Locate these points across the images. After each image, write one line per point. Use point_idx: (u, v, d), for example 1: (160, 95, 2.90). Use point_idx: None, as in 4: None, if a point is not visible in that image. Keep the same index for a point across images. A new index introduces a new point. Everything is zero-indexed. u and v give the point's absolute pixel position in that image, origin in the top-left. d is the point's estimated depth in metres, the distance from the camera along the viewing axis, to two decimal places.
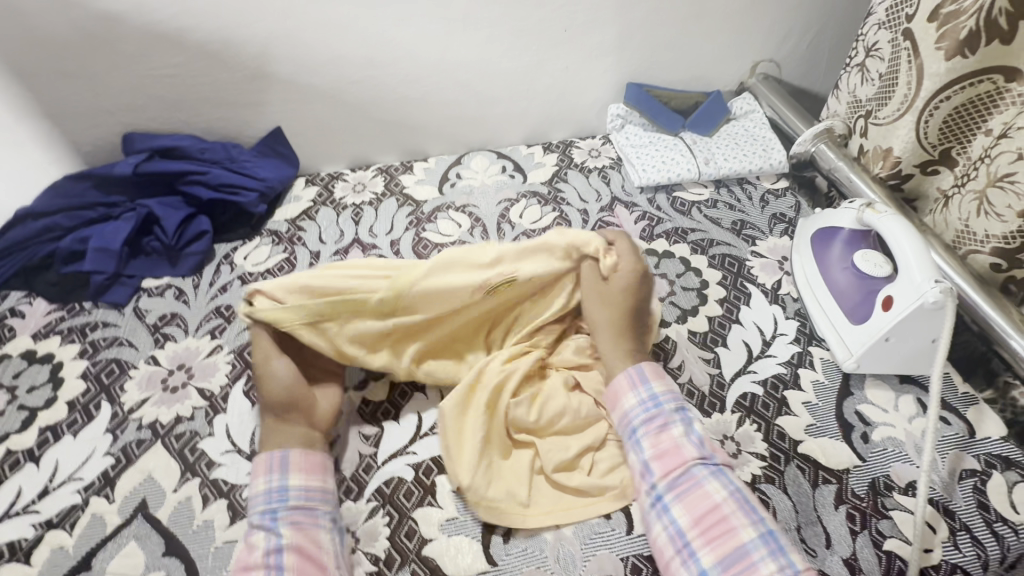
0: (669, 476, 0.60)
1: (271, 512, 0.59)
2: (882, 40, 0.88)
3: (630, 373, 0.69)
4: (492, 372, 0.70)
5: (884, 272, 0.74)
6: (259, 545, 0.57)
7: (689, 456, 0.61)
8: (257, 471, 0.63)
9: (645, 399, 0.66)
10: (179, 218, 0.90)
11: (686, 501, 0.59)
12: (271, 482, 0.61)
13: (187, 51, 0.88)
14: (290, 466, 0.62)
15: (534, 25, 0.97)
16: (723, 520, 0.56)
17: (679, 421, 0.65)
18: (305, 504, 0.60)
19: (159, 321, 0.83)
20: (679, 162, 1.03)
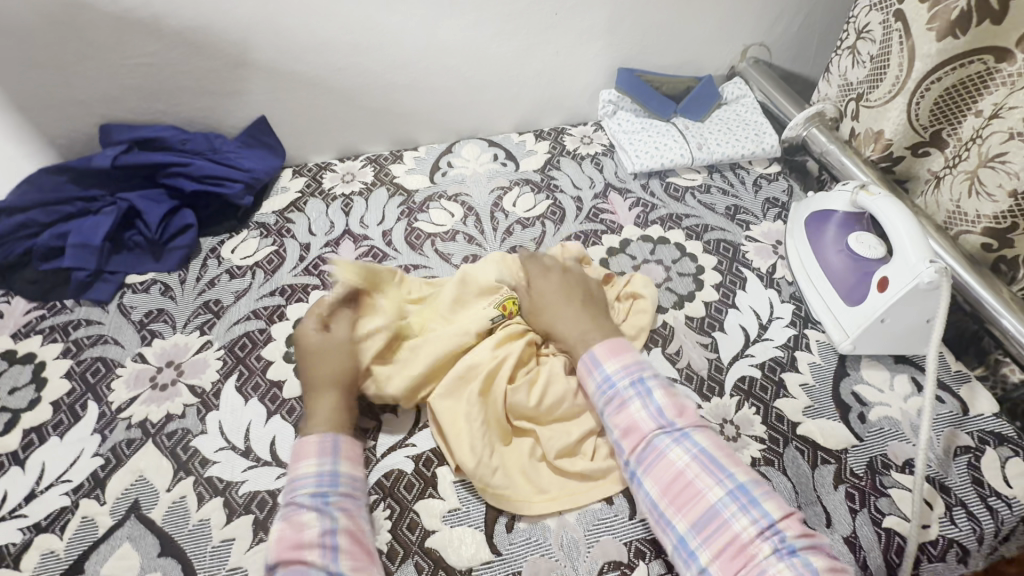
0: (635, 451, 0.60)
1: (322, 494, 0.58)
2: (873, 22, 0.88)
3: (585, 357, 0.67)
4: (483, 359, 0.68)
5: (877, 253, 0.75)
6: (310, 524, 0.55)
7: (650, 429, 0.60)
8: (302, 453, 0.61)
9: (599, 380, 0.65)
10: (162, 212, 0.87)
11: (654, 473, 0.58)
12: (322, 464, 0.60)
13: (164, 37, 0.84)
14: (339, 451, 0.62)
15: (524, 9, 0.95)
16: (690, 485, 0.56)
17: (636, 396, 0.62)
18: (353, 493, 0.60)
19: (146, 318, 0.81)
20: (672, 147, 1.03)
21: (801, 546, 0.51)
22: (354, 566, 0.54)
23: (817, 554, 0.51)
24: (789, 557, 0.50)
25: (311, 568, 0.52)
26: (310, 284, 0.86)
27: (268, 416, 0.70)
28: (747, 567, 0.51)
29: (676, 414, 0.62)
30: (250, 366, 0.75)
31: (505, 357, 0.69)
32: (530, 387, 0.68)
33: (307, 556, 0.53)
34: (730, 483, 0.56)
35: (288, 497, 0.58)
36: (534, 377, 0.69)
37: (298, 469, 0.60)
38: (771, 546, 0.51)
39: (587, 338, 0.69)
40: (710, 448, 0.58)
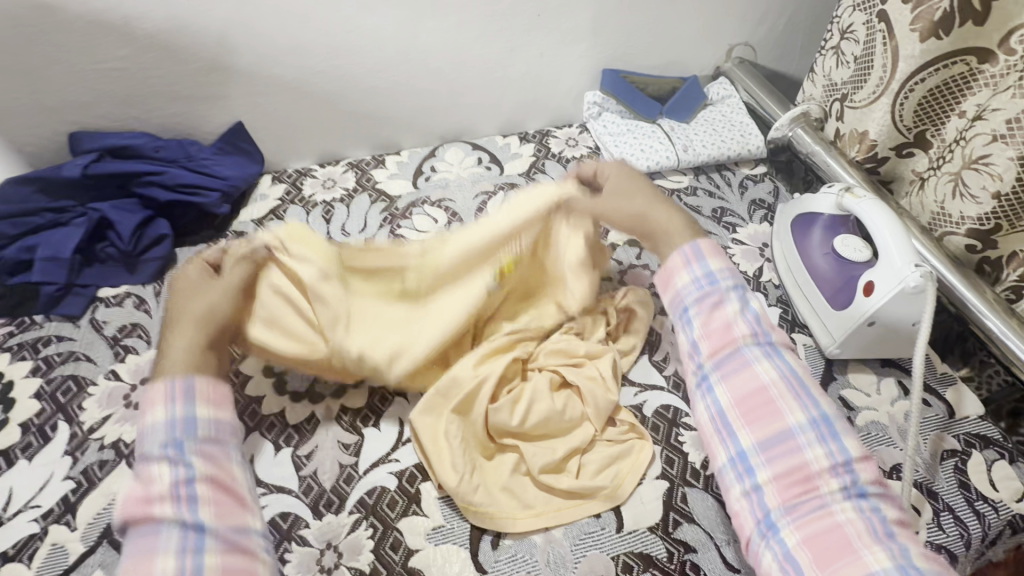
0: (715, 356, 0.60)
1: (175, 443, 0.51)
2: (856, 22, 0.87)
3: (685, 250, 0.65)
4: (467, 375, 0.68)
5: (862, 256, 0.75)
6: (160, 477, 0.49)
7: (740, 335, 0.59)
8: (149, 402, 0.54)
9: (700, 276, 0.62)
10: (135, 222, 0.84)
11: (731, 382, 0.58)
12: (172, 411, 0.53)
13: (135, 41, 0.81)
14: (194, 394, 0.54)
15: (507, 10, 0.94)
16: (768, 401, 0.56)
17: (734, 299, 0.61)
18: (217, 437, 0.54)
19: (119, 333, 0.78)
20: (658, 149, 1.02)
21: (872, 491, 0.51)
22: (219, 514, 0.49)
23: (889, 506, 0.51)
24: (858, 501, 0.50)
25: (162, 522, 0.47)
26: None
27: (247, 433, 0.68)
28: (809, 497, 0.51)
29: (770, 328, 0.61)
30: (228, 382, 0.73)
31: (491, 371, 0.68)
32: (515, 401, 0.67)
33: (157, 510, 0.48)
34: (810, 410, 0.56)
35: (140, 449, 0.52)
36: (517, 390, 0.68)
37: (145, 419, 0.53)
38: (840, 484, 0.51)
39: (689, 232, 0.66)
40: (800, 371, 0.57)
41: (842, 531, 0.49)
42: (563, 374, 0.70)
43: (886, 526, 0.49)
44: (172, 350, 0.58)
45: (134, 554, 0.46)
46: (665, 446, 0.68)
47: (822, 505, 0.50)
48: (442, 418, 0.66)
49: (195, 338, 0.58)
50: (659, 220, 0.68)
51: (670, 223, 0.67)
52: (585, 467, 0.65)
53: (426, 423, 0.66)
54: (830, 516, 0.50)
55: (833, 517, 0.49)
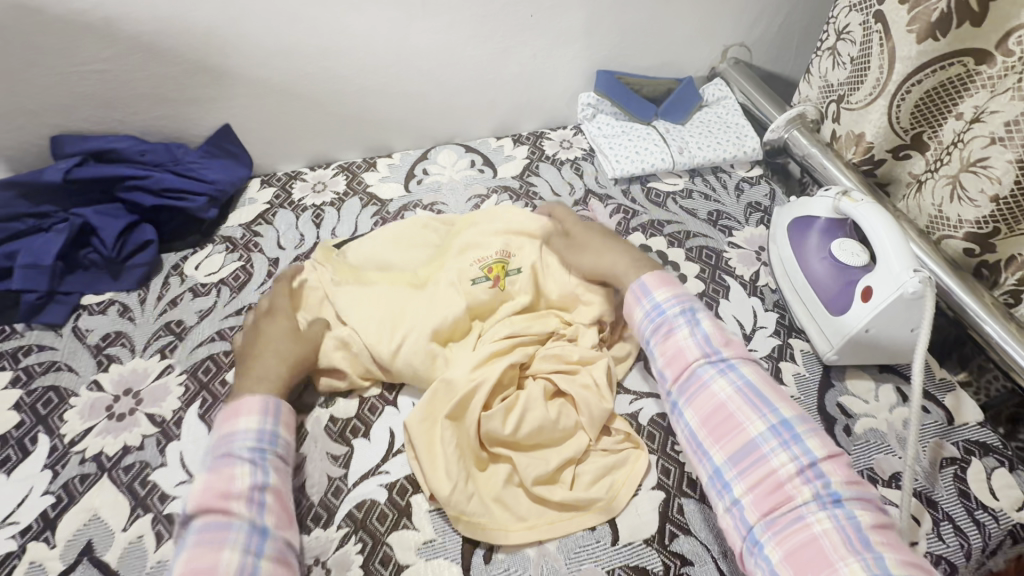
0: (679, 380, 0.65)
1: (260, 451, 0.59)
2: (853, 23, 0.86)
3: (635, 287, 0.72)
4: (461, 380, 0.67)
5: (861, 261, 0.74)
6: (241, 476, 0.56)
7: (693, 358, 0.65)
8: (243, 409, 0.62)
9: (649, 309, 0.70)
10: (119, 228, 0.82)
11: (697, 403, 0.63)
12: (261, 423, 0.61)
13: (117, 42, 0.79)
14: (281, 416, 0.63)
15: (499, 10, 0.92)
16: (730, 417, 0.61)
17: (684, 323, 0.67)
18: (287, 458, 0.62)
19: (102, 342, 0.76)
20: (653, 151, 1.01)
21: (846, 495, 0.53)
22: (278, 525, 0.56)
23: (864, 510, 0.53)
24: (832, 509, 0.52)
25: (235, 518, 0.53)
26: None
27: None
28: (785, 509, 0.54)
29: (722, 344, 0.66)
30: (213, 392, 0.71)
31: (487, 376, 0.66)
32: (509, 408, 0.65)
33: (234, 505, 0.54)
34: (772, 418, 0.59)
35: (221, 448, 0.59)
36: (512, 397, 0.67)
37: (235, 423, 0.60)
38: (812, 492, 0.54)
39: (638, 267, 0.75)
40: (756, 382, 0.62)
41: (818, 539, 0.51)
42: (557, 382, 0.69)
43: (861, 531, 0.51)
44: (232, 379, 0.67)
45: (204, 540, 0.51)
46: (661, 455, 0.67)
47: (798, 518, 0.53)
48: (434, 426, 0.65)
49: (265, 365, 0.67)
50: (611, 262, 0.76)
51: (626, 263, 0.75)
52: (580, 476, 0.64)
53: (422, 429, 0.64)
54: (806, 527, 0.52)
55: (808, 529, 0.52)
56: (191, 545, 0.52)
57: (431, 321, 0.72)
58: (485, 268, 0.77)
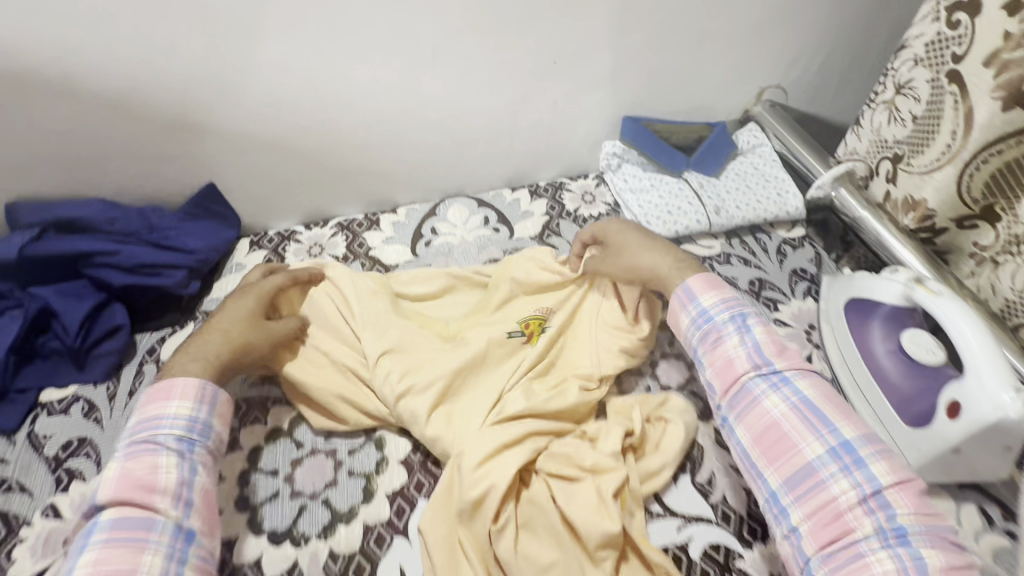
0: (727, 395, 0.60)
1: (187, 443, 0.56)
2: (918, 78, 0.77)
3: (677, 291, 0.66)
4: (479, 461, 0.59)
5: (936, 361, 0.65)
6: (166, 471, 0.53)
7: (743, 371, 0.59)
8: (175, 391, 0.58)
9: (694, 316, 0.64)
10: (85, 311, 0.71)
11: (747, 419, 0.58)
12: (193, 411, 0.58)
13: (80, 100, 0.68)
14: (216, 406, 0.60)
15: (518, 57, 0.82)
16: (784, 437, 0.55)
17: (734, 331, 0.61)
18: (215, 450, 0.59)
19: (63, 452, 0.65)
20: (686, 211, 0.91)
21: (914, 532, 0.48)
22: (203, 526, 0.54)
23: (938, 552, 0.47)
24: (895, 549, 0.47)
25: (157, 517, 0.51)
26: (270, 397, 0.71)
27: None
28: (844, 543, 0.49)
29: (775, 354, 0.60)
30: None
31: (501, 476, 0.58)
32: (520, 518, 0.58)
33: (155, 502, 0.52)
34: (830, 440, 0.54)
35: (144, 434, 0.56)
36: (527, 503, 0.59)
37: (164, 406, 0.57)
38: (874, 527, 0.49)
39: (683, 267, 0.68)
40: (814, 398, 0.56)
41: None
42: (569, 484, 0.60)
43: None
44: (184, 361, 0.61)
45: (117, 539, 0.49)
46: None
47: (858, 556, 0.48)
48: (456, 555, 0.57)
49: (223, 333, 0.64)
50: (650, 261, 0.70)
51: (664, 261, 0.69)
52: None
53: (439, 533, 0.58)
54: (867, 567, 0.47)
55: (868, 571, 0.47)
56: (101, 541, 0.49)
57: (449, 375, 0.67)
58: (523, 322, 0.74)
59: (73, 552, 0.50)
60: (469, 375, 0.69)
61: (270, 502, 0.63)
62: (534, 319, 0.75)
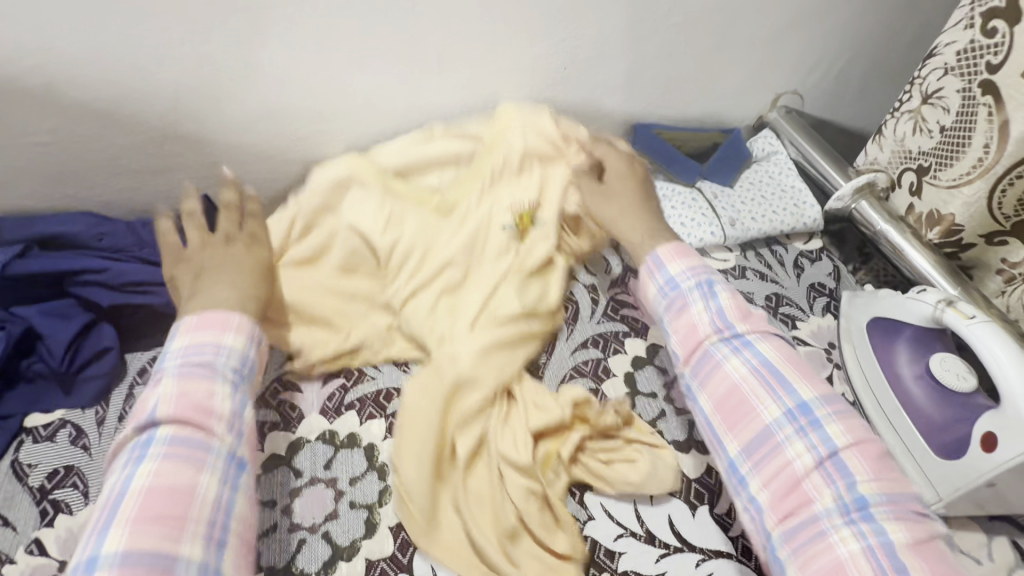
0: (690, 361, 0.57)
1: (239, 377, 0.52)
2: (948, 88, 0.74)
3: (649, 258, 0.64)
4: (465, 369, 0.66)
5: (967, 387, 0.64)
6: (223, 401, 0.49)
7: (706, 336, 0.57)
8: (225, 322, 0.54)
9: (662, 284, 0.61)
10: (72, 333, 0.68)
11: (709, 386, 0.56)
12: (241, 347, 0.54)
13: (64, 111, 0.64)
14: (259, 344, 0.57)
15: (528, 63, 0.78)
16: (744, 400, 0.53)
17: (699, 297, 0.58)
18: (255, 389, 0.55)
19: (48, 482, 0.62)
20: (700, 222, 0.87)
21: (875, 503, 0.45)
22: (253, 462, 0.51)
23: (903, 526, 0.44)
24: (857, 522, 0.45)
25: (214, 441, 0.47)
26: (264, 423, 0.67)
27: None
28: (800, 510, 0.47)
29: (739, 319, 0.58)
30: None
31: (488, 376, 0.67)
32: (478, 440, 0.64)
33: (211, 428, 0.47)
34: (789, 403, 0.52)
35: (195, 356, 0.50)
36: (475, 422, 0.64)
37: (218, 336, 0.53)
38: (833, 496, 0.46)
39: (654, 237, 0.69)
40: (773, 360, 0.54)
41: (834, 551, 0.44)
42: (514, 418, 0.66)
43: (895, 553, 0.43)
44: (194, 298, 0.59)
45: (178, 454, 0.44)
46: None
47: (818, 531, 0.45)
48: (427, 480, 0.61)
49: (233, 281, 0.62)
50: (627, 230, 0.72)
51: (643, 222, 0.72)
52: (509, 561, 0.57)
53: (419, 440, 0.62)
54: (824, 537, 0.45)
55: (826, 543, 0.45)
56: (161, 455, 0.44)
57: (438, 272, 0.75)
58: (517, 216, 0.78)
59: (118, 471, 0.44)
60: (450, 279, 0.74)
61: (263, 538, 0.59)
62: (526, 212, 0.78)
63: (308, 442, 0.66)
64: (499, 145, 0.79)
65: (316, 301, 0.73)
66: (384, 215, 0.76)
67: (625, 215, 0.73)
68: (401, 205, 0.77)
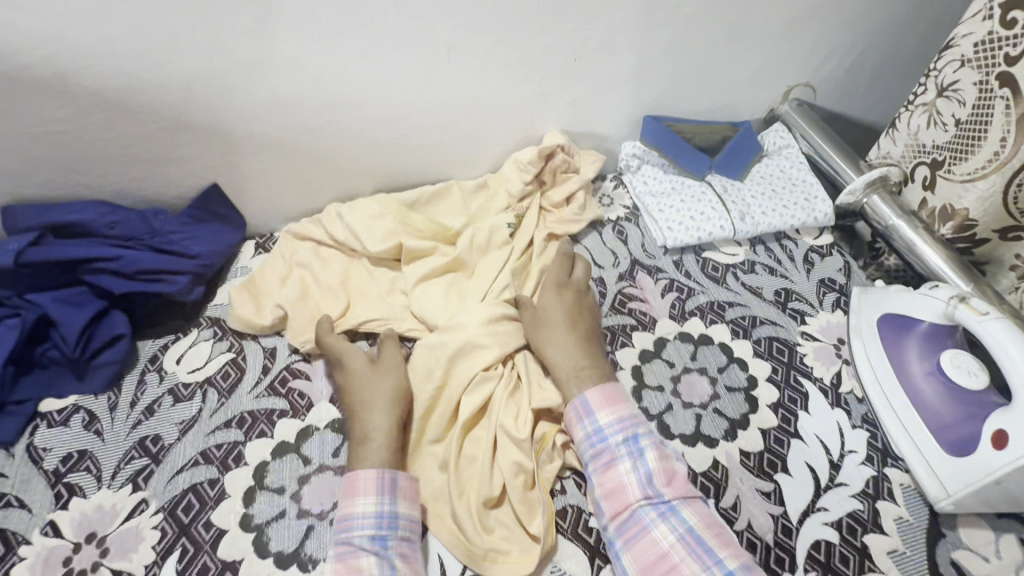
0: (616, 521, 0.58)
1: (381, 539, 0.56)
2: (963, 80, 0.73)
3: (578, 402, 0.65)
4: (462, 339, 0.69)
5: (979, 384, 0.63)
6: (369, 572, 0.53)
7: (634, 498, 0.59)
8: (361, 486, 0.58)
9: (590, 434, 0.63)
10: (84, 320, 0.69)
11: (635, 549, 0.57)
12: (381, 503, 0.58)
13: (75, 100, 0.64)
14: (399, 490, 0.59)
15: (536, 54, 0.78)
16: (672, 569, 0.55)
17: (626, 455, 0.61)
18: (411, 537, 0.58)
19: (62, 466, 0.63)
20: (710, 217, 0.86)
21: None
22: None
23: None
24: None
25: None
26: (275, 410, 0.69)
27: None
28: None
29: (664, 481, 0.60)
30: (195, 539, 0.59)
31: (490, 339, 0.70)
32: (479, 406, 0.66)
33: None
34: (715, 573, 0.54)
35: (345, 534, 0.56)
36: (478, 386, 0.67)
37: (354, 504, 0.58)
38: None
39: (583, 374, 0.68)
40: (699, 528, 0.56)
41: None
42: (516, 393, 0.68)
43: None
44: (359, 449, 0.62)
45: None
46: None
47: None
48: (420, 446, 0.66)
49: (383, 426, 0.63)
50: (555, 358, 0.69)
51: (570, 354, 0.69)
52: (489, 527, 0.60)
53: (421, 393, 0.67)
54: None
55: None
56: None
57: (439, 264, 0.79)
58: (516, 217, 0.85)
59: None
60: (451, 264, 0.79)
61: (272, 522, 0.60)
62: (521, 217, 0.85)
63: (318, 430, 0.67)
64: (499, 190, 0.87)
65: (332, 280, 0.79)
66: (406, 230, 0.81)
67: (555, 341, 0.70)
68: (419, 221, 0.82)
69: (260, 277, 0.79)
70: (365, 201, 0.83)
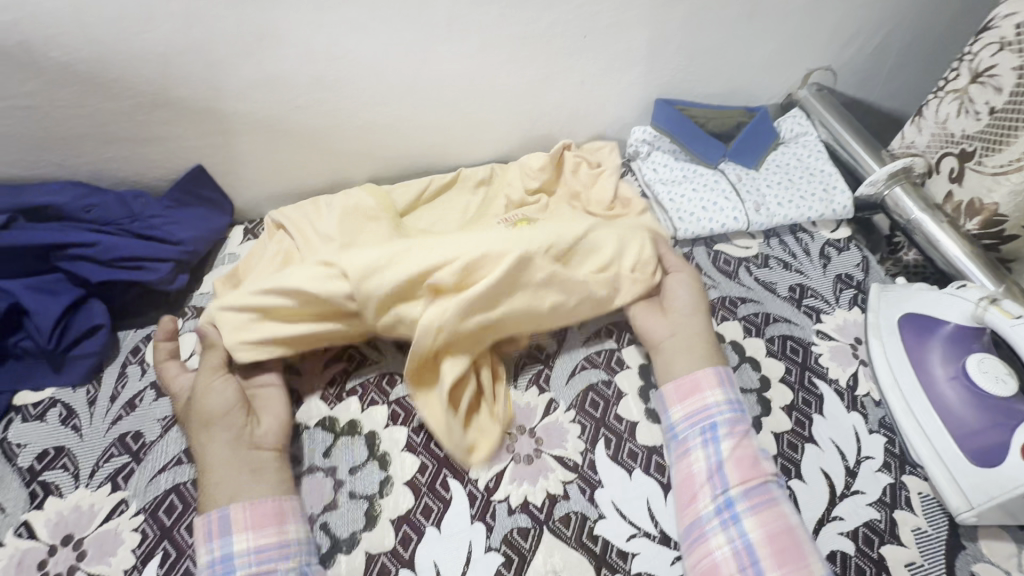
0: (746, 486, 0.57)
1: None
2: (1002, 65, 0.68)
3: (720, 369, 0.65)
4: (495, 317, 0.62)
5: (1007, 390, 0.60)
6: None
7: (766, 471, 0.58)
8: (197, 535, 0.53)
9: (730, 399, 0.63)
10: (60, 310, 0.65)
11: (759, 516, 0.55)
12: (212, 551, 0.52)
13: (44, 72, 0.59)
14: (230, 527, 0.53)
15: (543, 30, 0.73)
16: (793, 546, 0.53)
17: (755, 433, 0.62)
18: (260, 570, 0.52)
19: (38, 463, 0.60)
20: (723, 207, 0.82)
21: None
22: None
23: None
24: None
25: None
26: None
27: None
28: None
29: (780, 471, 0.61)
30: (178, 543, 0.56)
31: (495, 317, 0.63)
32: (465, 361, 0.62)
33: None
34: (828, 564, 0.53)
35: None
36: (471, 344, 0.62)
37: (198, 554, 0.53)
38: None
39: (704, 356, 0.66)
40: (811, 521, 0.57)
41: None
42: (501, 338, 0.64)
43: None
44: (208, 475, 0.56)
45: None
46: None
47: None
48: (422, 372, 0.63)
49: (222, 450, 0.57)
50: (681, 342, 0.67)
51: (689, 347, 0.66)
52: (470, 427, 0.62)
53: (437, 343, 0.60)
54: None
55: None
56: None
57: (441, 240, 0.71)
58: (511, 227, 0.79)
59: None
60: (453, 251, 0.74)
61: None
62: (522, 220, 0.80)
63: (308, 429, 0.64)
64: (500, 193, 0.83)
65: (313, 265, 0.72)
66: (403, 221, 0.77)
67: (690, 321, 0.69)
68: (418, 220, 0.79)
69: (244, 265, 0.73)
70: (355, 190, 0.78)
